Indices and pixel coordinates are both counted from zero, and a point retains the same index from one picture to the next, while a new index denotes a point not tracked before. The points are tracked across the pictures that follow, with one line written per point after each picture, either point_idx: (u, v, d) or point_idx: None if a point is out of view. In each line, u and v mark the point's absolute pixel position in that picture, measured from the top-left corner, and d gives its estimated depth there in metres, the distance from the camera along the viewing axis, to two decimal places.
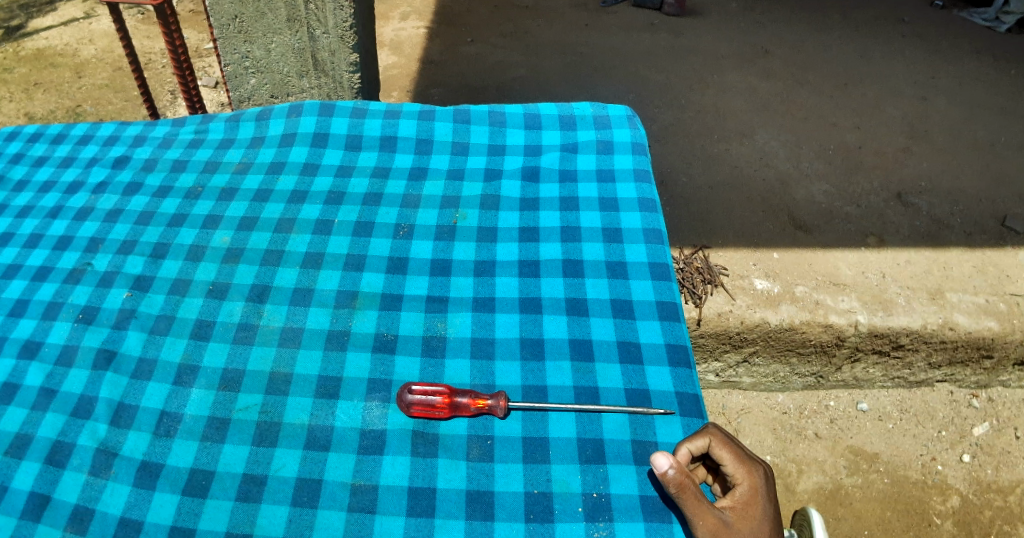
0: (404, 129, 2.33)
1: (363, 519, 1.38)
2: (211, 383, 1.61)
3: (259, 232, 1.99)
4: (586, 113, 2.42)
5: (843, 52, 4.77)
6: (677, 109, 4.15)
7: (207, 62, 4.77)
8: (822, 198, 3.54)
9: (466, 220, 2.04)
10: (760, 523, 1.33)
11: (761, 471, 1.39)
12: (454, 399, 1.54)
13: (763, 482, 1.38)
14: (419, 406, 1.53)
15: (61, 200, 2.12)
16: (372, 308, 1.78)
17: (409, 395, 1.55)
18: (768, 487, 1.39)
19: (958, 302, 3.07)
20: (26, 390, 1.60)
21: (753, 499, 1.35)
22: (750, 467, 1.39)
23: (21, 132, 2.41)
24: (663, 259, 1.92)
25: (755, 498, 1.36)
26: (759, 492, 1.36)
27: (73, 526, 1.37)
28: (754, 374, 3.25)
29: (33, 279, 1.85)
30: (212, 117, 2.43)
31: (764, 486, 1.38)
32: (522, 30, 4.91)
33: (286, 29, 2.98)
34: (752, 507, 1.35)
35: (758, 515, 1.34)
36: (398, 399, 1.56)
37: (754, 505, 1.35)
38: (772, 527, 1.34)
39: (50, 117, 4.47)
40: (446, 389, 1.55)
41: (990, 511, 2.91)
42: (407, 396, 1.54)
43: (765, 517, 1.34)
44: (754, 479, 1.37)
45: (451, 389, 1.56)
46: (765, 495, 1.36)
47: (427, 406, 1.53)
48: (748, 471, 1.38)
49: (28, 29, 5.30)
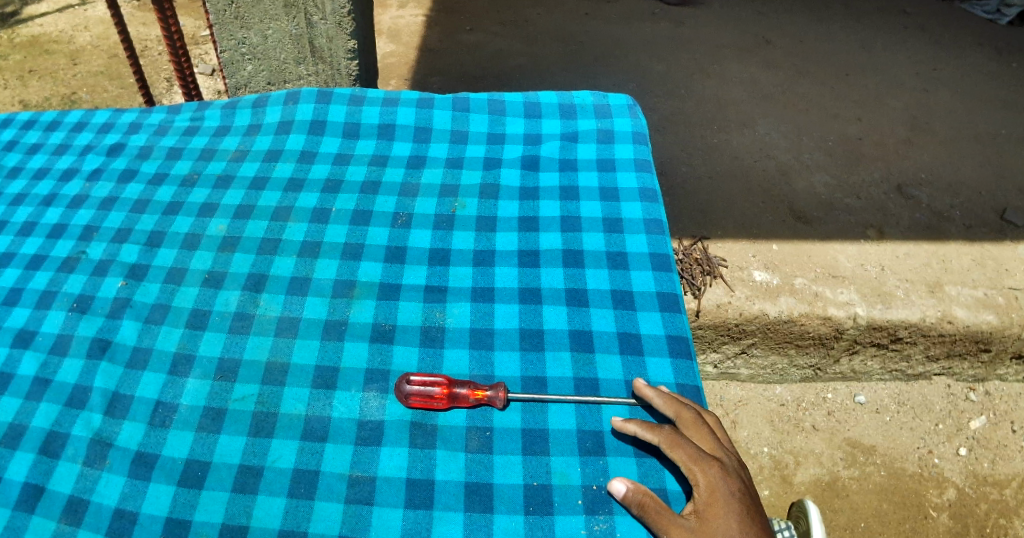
0: (404, 117, 2.30)
1: (360, 511, 1.37)
2: (207, 374, 1.59)
3: (256, 220, 1.96)
4: (587, 101, 2.39)
5: (846, 43, 4.73)
6: (677, 100, 4.11)
7: (203, 50, 4.72)
8: (822, 190, 3.52)
9: (465, 209, 2.02)
10: (728, 524, 1.29)
11: (719, 469, 1.35)
12: (452, 389, 1.52)
13: (723, 480, 1.34)
14: (417, 397, 1.52)
15: (55, 188, 2.09)
16: (370, 297, 1.76)
17: (408, 386, 1.53)
18: (728, 483, 1.34)
19: (957, 296, 3.07)
20: (20, 379, 1.57)
21: (713, 499, 1.32)
22: (706, 468, 1.35)
23: (15, 118, 2.37)
24: (664, 250, 1.90)
25: (715, 497, 1.32)
26: (718, 490, 1.33)
27: (67, 517, 1.36)
28: (752, 366, 3.24)
29: (26, 267, 1.83)
30: (208, 104, 2.39)
31: (723, 484, 1.34)
32: (522, 19, 4.86)
33: (284, 14, 2.93)
34: (717, 508, 1.31)
35: (721, 514, 1.30)
36: (397, 391, 1.54)
37: (718, 505, 1.31)
38: (740, 524, 1.30)
39: (45, 104, 4.42)
40: (445, 380, 1.53)
41: (985, 504, 2.92)
42: (406, 386, 1.52)
43: (733, 517, 1.30)
44: (710, 477, 1.34)
45: (450, 380, 1.54)
46: (726, 493, 1.33)
47: (426, 396, 1.51)
48: (703, 471, 1.34)
49: (23, 15, 5.22)
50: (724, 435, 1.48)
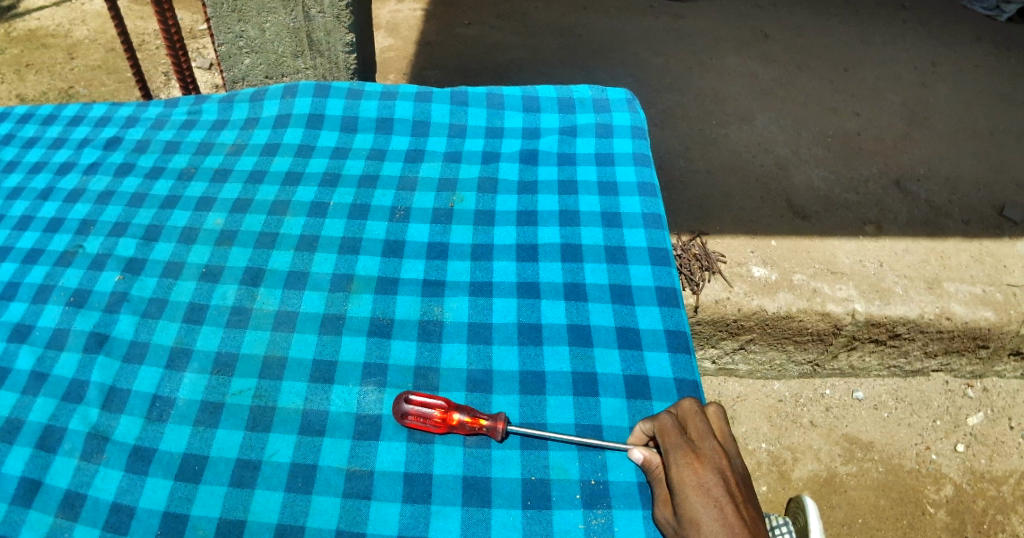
0: (402, 111, 2.29)
1: (357, 505, 1.37)
2: (204, 368, 1.59)
3: (253, 215, 1.95)
4: (586, 95, 2.38)
5: (846, 37, 4.71)
6: (677, 95, 4.10)
7: (201, 44, 4.70)
8: (821, 184, 3.51)
9: (463, 203, 2.01)
10: (696, 516, 1.21)
11: (689, 461, 1.28)
12: (450, 415, 1.47)
13: (693, 472, 1.26)
14: (413, 417, 1.48)
15: (52, 182, 2.08)
16: (367, 291, 1.75)
17: (405, 405, 1.50)
18: (700, 475, 1.25)
19: (955, 292, 3.07)
20: (16, 373, 1.57)
21: (683, 492, 1.25)
22: (676, 460, 1.29)
23: (10, 112, 2.35)
24: (663, 244, 1.90)
25: (684, 489, 1.25)
26: (688, 482, 1.25)
27: (64, 511, 1.35)
28: (750, 362, 3.24)
29: (23, 261, 1.82)
30: (206, 98, 2.38)
31: (692, 476, 1.26)
32: (521, 12, 4.83)
33: (281, 7, 2.92)
34: (685, 500, 1.24)
35: (691, 507, 1.22)
36: (392, 408, 1.51)
37: (686, 496, 1.24)
38: (712, 518, 1.20)
39: (42, 98, 4.40)
40: (445, 404, 1.49)
41: (983, 500, 2.92)
42: (403, 406, 1.49)
43: (702, 509, 1.21)
44: (680, 469, 1.27)
45: (450, 404, 1.50)
46: (695, 485, 1.24)
47: (421, 418, 1.48)
48: (673, 463, 1.29)
49: (20, 9, 5.19)
50: (720, 426, 1.40)
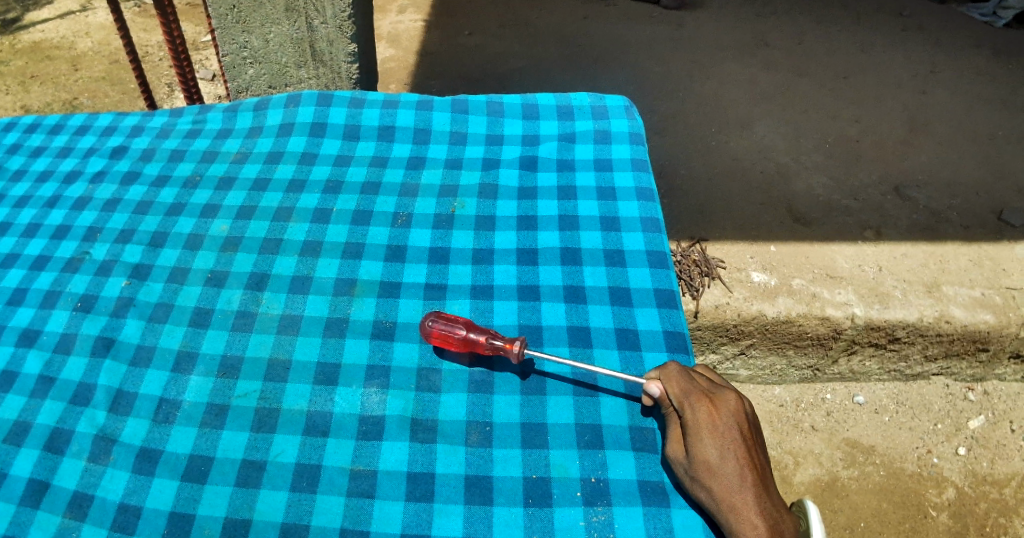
0: (403, 119, 2.32)
1: (362, 504, 1.39)
2: (209, 370, 1.61)
3: (257, 221, 1.98)
4: (584, 103, 2.42)
5: (843, 44, 4.75)
6: (675, 101, 4.14)
7: (204, 55, 4.76)
8: (820, 190, 3.54)
9: (465, 209, 2.04)
10: (711, 456, 1.35)
11: (706, 406, 1.41)
12: (469, 334, 1.56)
13: (710, 416, 1.40)
14: (438, 333, 1.59)
15: (59, 190, 2.11)
16: (371, 295, 1.78)
17: (432, 322, 1.60)
18: (717, 419, 1.40)
19: (954, 295, 3.09)
20: (25, 377, 1.59)
21: (700, 433, 1.38)
22: (695, 405, 1.41)
23: (18, 123, 2.39)
24: (661, 247, 1.92)
25: (702, 431, 1.38)
26: (705, 425, 1.39)
27: (72, 511, 1.37)
28: (751, 367, 3.26)
29: (31, 268, 1.85)
30: (210, 107, 2.42)
31: (709, 419, 1.39)
32: (521, 21, 4.88)
33: (285, 18, 2.96)
34: (700, 440, 1.37)
35: (707, 447, 1.36)
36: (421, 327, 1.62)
37: (703, 438, 1.37)
38: (726, 457, 1.35)
39: (47, 109, 4.45)
40: (465, 324, 1.58)
41: (985, 503, 2.92)
42: (430, 323, 1.60)
43: (718, 450, 1.36)
44: (698, 412, 1.40)
45: (469, 324, 1.58)
46: (712, 428, 1.38)
47: (444, 334, 1.58)
48: (691, 407, 1.41)
49: (24, 21, 5.25)
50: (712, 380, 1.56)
